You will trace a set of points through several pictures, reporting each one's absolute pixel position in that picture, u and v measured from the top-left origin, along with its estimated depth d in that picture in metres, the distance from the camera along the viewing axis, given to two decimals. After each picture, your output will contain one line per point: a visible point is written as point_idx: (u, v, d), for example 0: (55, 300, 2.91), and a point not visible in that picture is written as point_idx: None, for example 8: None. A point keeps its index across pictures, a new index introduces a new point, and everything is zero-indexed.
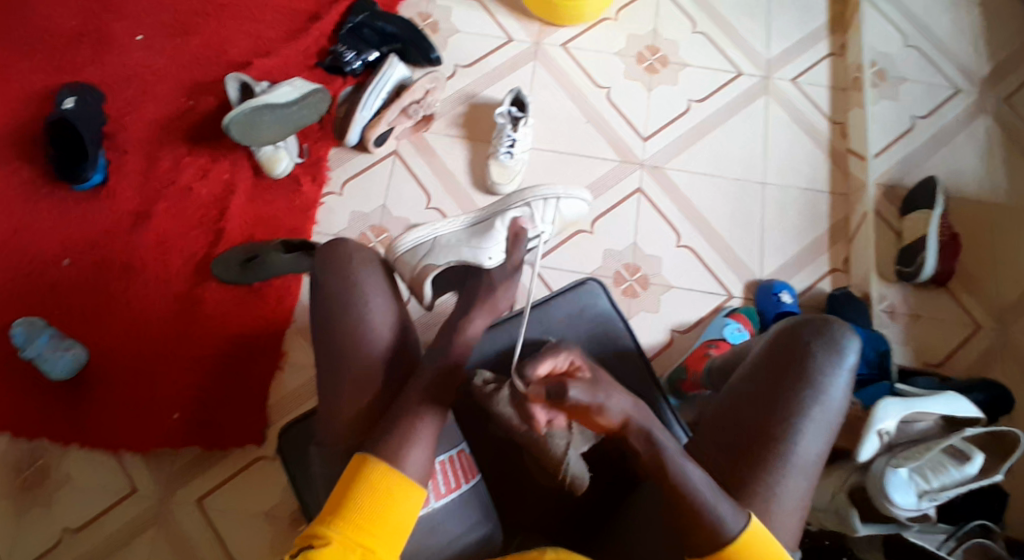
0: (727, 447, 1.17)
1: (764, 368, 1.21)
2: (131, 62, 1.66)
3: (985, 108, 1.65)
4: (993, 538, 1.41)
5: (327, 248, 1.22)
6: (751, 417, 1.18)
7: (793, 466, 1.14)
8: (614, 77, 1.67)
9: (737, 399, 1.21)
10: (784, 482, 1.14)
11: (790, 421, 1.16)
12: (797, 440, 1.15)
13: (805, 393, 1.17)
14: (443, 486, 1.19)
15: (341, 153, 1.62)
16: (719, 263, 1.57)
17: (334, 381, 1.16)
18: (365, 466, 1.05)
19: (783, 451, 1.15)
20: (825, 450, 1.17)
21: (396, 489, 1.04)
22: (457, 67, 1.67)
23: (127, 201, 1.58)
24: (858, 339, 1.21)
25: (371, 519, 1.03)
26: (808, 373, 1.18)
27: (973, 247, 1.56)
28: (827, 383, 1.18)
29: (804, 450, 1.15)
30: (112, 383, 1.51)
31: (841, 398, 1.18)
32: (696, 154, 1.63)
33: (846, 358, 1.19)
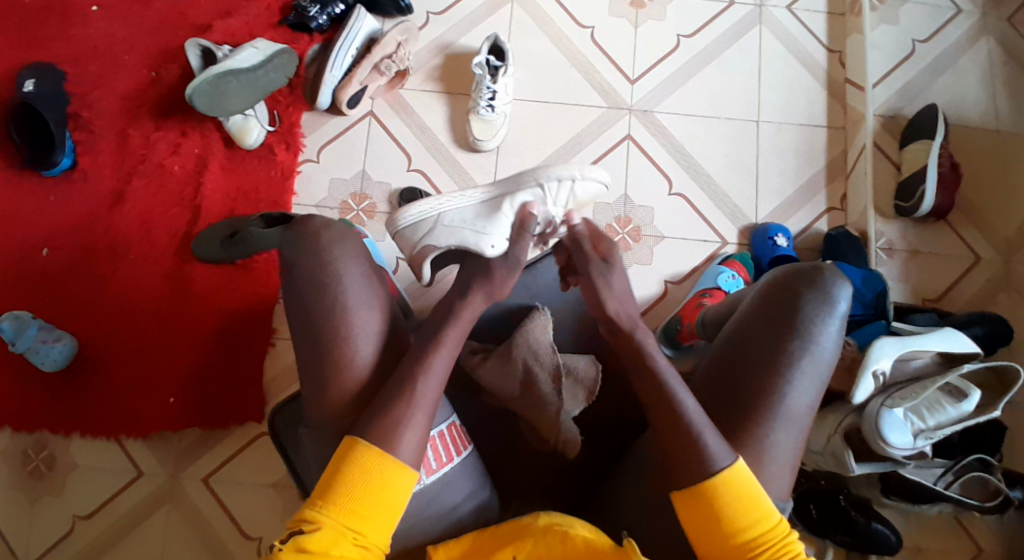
0: (717, 402, 1.11)
1: (753, 318, 1.12)
2: (87, 33, 1.56)
3: (987, 29, 1.57)
4: (991, 473, 1.40)
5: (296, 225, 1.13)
6: (738, 370, 1.10)
7: (781, 417, 1.07)
8: (598, 16, 1.57)
9: (724, 353, 1.13)
10: (771, 434, 1.07)
11: (779, 372, 1.08)
12: (786, 390, 1.07)
13: (794, 342, 1.08)
14: (435, 461, 1.14)
15: (314, 118, 1.55)
16: (714, 209, 1.53)
17: (317, 375, 1.11)
18: (354, 448, 1.03)
19: (783, 411, 1.07)
20: (817, 399, 1.09)
21: (384, 470, 1.02)
22: (431, 15, 1.57)
23: (100, 182, 1.53)
24: (847, 282, 1.11)
25: (361, 503, 1.01)
26: (797, 321, 1.09)
27: (974, 177, 1.51)
28: (817, 332, 1.09)
29: (794, 401, 1.08)
30: (108, 370, 1.50)
31: (833, 345, 1.09)
32: (686, 95, 1.55)
33: (836, 303, 1.10)
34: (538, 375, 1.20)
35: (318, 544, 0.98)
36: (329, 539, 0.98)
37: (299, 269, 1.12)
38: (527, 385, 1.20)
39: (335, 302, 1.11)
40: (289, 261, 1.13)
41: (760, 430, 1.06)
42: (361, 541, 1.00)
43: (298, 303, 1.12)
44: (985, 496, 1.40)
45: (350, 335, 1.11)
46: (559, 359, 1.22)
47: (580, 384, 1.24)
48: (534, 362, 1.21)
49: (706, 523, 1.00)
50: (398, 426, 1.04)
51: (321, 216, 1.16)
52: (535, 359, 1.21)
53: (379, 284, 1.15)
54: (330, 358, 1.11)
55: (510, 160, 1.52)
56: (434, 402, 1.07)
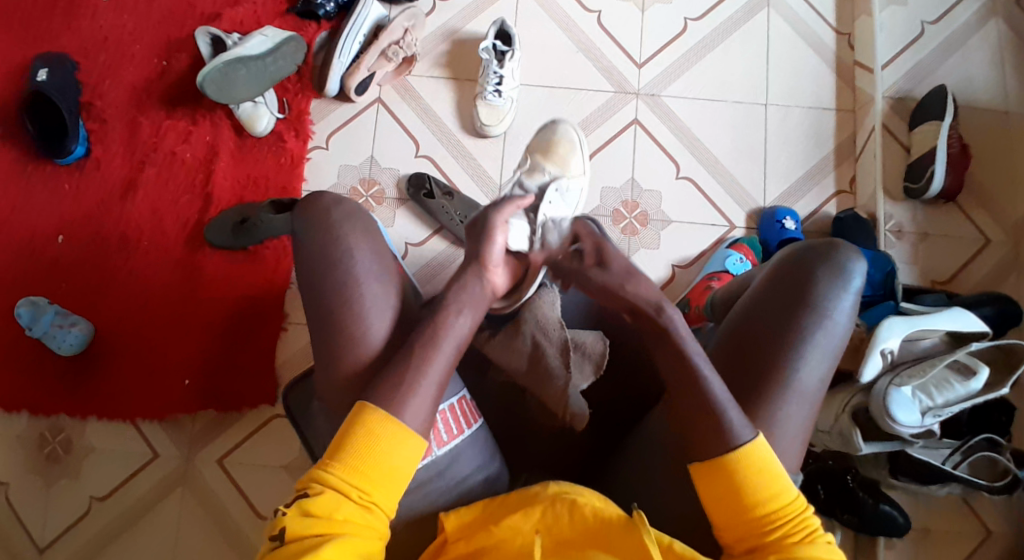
0: (727, 377, 1.10)
1: (766, 294, 1.12)
2: (99, 23, 1.58)
3: (997, 10, 1.55)
4: (1000, 453, 1.41)
5: (306, 208, 1.16)
6: (751, 345, 1.09)
7: (793, 392, 1.07)
8: (603, 1, 1.57)
9: (738, 329, 1.12)
10: (780, 410, 1.06)
11: (791, 347, 1.07)
12: (797, 365, 1.07)
13: (807, 317, 1.08)
14: (445, 434, 1.16)
15: (322, 105, 1.56)
16: (722, 194, 1.53)
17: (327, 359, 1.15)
18: (359, 413, 1.04)
19: (791, 387, 1.06)
20: (829, 377, 1.09)
21: (387, 431, 1.03)
22: (437, 1, 1.58)
23: (113, 171, 1.55)
24: (862, 259, 1.11)
25: (365, 464, 1.02)
26: (812, 297, 1.09)
27: (986, 159, 1.50)
28: (830, 308, 1.08)
29: (806, 376, 1.07)
30: (121, 356, 1.52)
31: (846, 320, 1.09)
32: (694, 79, 1.54)
33: (851, 279, 1.09)
34: (545, 351, 1.20)
35: (323, 505, 1.00)
36: (334, 503, 1.00)
37: (309, 247, 1.16)
38: (535, 361, 1.21)
39: (339, 277, 1.14)
40: (298, 238, 1.18)
41: (769, 405, 1.06)
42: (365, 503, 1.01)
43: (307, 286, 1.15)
44: (993, 475, 1.42)
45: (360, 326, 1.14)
46: (567, 335, 1.21)
47: (588, 359, 1.23)
48: (542, 337, 1.21)
49: (725, 495, 1.00)
50: (405, 411, 1.05)
51: (327, 196, 1.19)
52: (544, 336, 1.21)
53: (387, 269, 1.19)
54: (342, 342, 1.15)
55: (517, 145, 1.53)
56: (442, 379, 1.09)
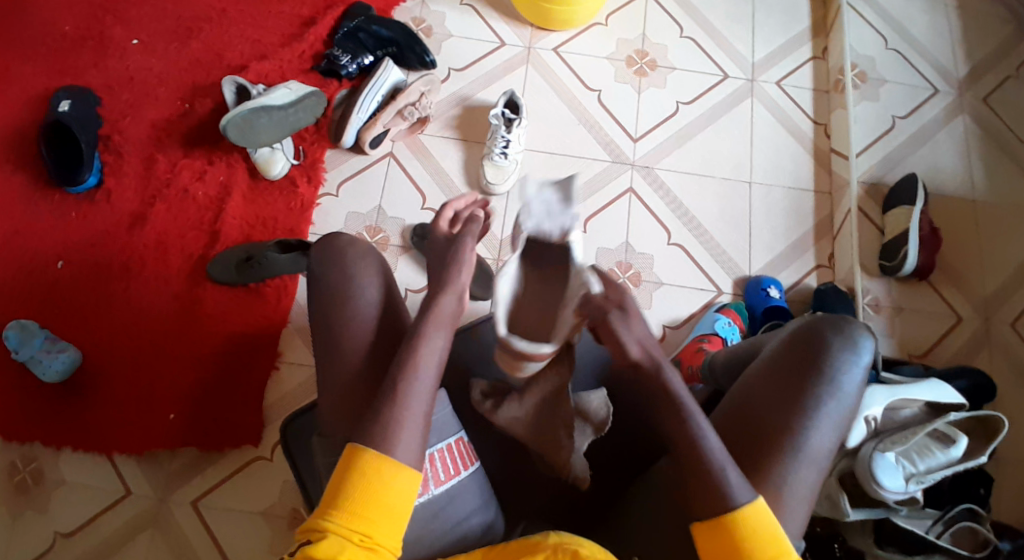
0: (741, 438, 1.12)
1: (780, 361, 1.16)
2: (128, 65, 1.67)
3: (963, 107, 1.72)
4: (980, 523, 1.40)
5: (323, 241, 1.16)
6: (766, 409, 1.13)
7: (804, 456, 1.10)
8: (605, 81, 1.71)
9: (752, 393, 1.15)
10: (794, 475, 1.08)
11: (804, 414, 1.11)
12: (810, 430, 1.10)
13: (821, 385, 1.13)
14: (443, 473, 1.12)
15: (337, 155, 1.65)
16: (709, 260, 1.61)
17: (329, 376, 1.11)
18: (358, 456, 0.97)
19: (797, 444, 1.10)
20: (836, 442, 1.12)
21: (382, 470, 0.96)
22: (452, 70, 1.70)
23: (123, 203, 1.58)
24: (870, 336, 1.18)
25: (364, 507, 0.95)
26: (825, 366, 1.14)
27: (953, 241, 1.63)
28: (842, 378, 1.13)
29: (817, 442, 1.11)
30: (105, 386, 1.49)
31: (856, 392, 1.14)
32: (684, 155, 1.67)
33: (861, 352, 1.15)
34: (549, 408, 1.15)
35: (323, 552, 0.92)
36: (335, 548, 0.92)
37: (321, 280, 1.15)
38: (537, 417, 1.16)
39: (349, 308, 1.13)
40: (313, 271, 1.17)
41: (777, 462, 1.09)
42: (368, 544, 0.93)
43: (318, 299, 1.15)
44: (975, 546, 1.40)
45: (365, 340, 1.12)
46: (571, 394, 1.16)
47: (589, 417, 1.18)
48: (546, 394, 1.16)
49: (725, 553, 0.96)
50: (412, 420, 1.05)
51: (345, 235, 1.19)
52: (549, 393, 1.15)
53: (397, 300, 1.18)
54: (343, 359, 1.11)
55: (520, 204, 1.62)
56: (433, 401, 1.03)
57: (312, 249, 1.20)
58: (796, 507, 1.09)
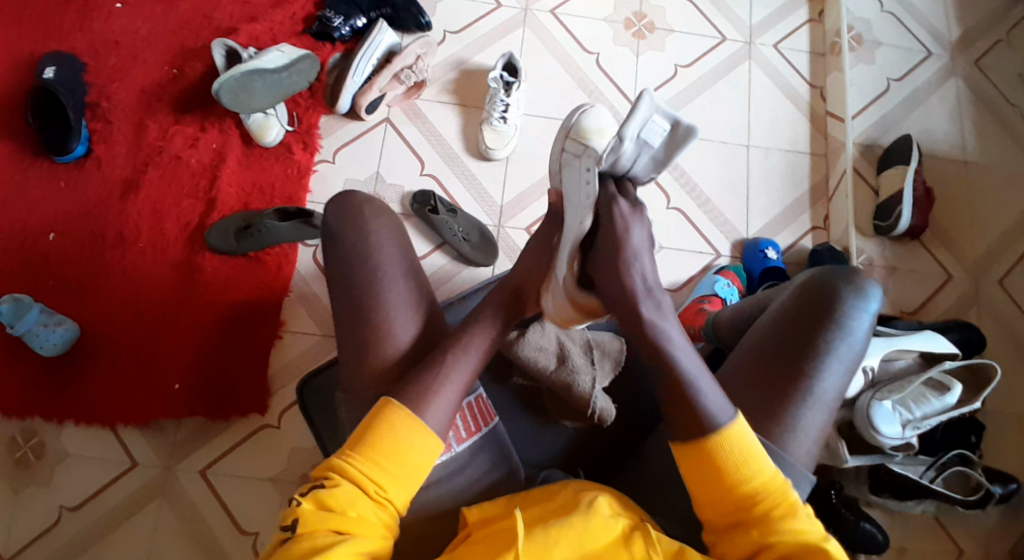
0: (755, 384, 1.16)
1: (793, 312, 1.19)
2: (111, 27, 1.61)
3: (956, 71, 1.73)
4: (972, 468, 1.48)
5: (339, 201, 1.19)
6: (777, 357, 1.17)
7: (814, 400, 1.15)
8: (602, 44, 1.69)
9: (766, 342, 1.19)
10: (802, 418, 1.14)
11: (816, 360, 1.16)
12: (820, 376, 1.15)
13: (832, 334, 1.17)
14: (464, 430, 1.16)
15: (332, 120, 1.61)
16: (707, 222, 1.63)
17: (359, 351, 1.14)
18: (386, 411, 1.05)
19: (808, 389, 1.15)
20: (845, 386, 1.17)
21: (407, 426, 1.04)
22: (447, 33, 1.67)
23: (114, 171, 1.54)
24: (878, 284, 1.21)
25: (382, 454, 1.02)
26: (837, 315, 1.17)
27: (946, 203, 1.66)
28: (852, 327, 1.17)
29: (827, 386, 1.15)
30: (105, 358, 1.46)
31: (864, 339, 1.18)
32: (683, 119, 1.67)
33: (870, 302, 1.19)
34: (570, 349, 1.21)
35: (337, 498, 1.00)
36: (348, 498, 1.00)
37: (340, 245, 1.17)
38: (561, 361, 1.21)
39: (370, 274, 1.15)
40: (331, 232, 1.18)
41: (788, 406, 1.14)
42: (381, 497, 1.01)
43: (338, 274, 1.17)
44: (967, 490, 1.48)
45: (387, 320, 1.15)
46: (588, 335, 1.24)
47: (607, 356, 1.24)
48: (565, 338, 1.23)
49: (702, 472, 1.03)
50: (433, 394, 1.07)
51: (361, 193, 1.22)
52: (566, 336, 1.23)
53: (415, 268, 1.21)
54: (371, 335, 1.14)
55: (518, 170, 1.61)
56: (471, 374, 1.11)
57: (326, 207, 1.23)
58: (805, 447, 1.15)
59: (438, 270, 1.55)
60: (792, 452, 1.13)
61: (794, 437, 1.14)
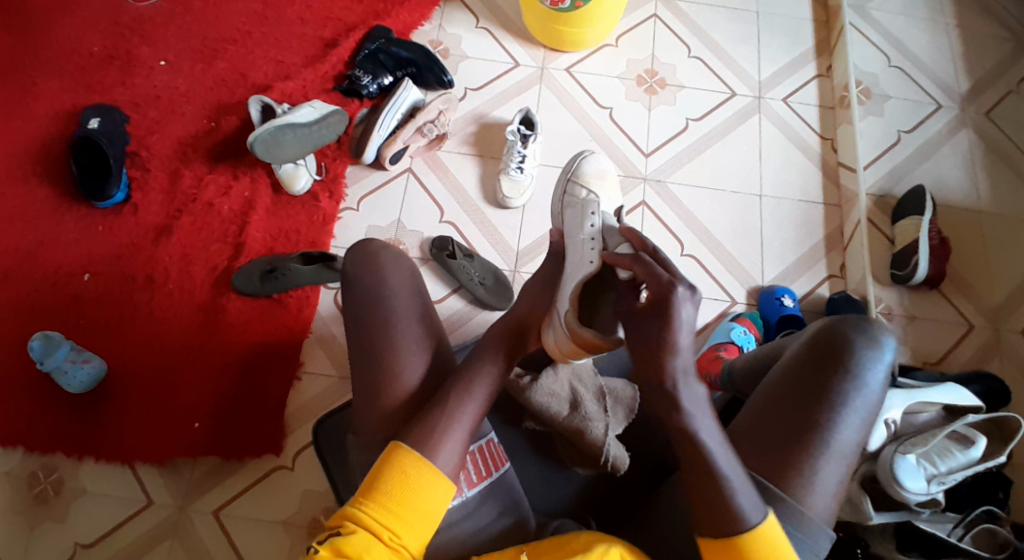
0: (770, 434, 1.14)
1: (805, 362, 1.17)
2: (155, 84, 1.72)
3: (966, 122, 1.77)
4: (1000, 525, 1.41)
5: (353, 246, 1.22)
6: (791, 408, 1.14)
7: (831, 451, 1.12)
8: (616, 99, 1.76)
9: (779, 393, 1.16)
10: (819, 471, 1.11)
11: (831, 409, 1.13)
12: (836, 426, 1.12)
13: (847, 383, 1.14)
14: (475, 474, 1.15)
15: (357, 171, 1.69)
16: (721, 269, 1.64)
17: (368, 376, 1.16)
18: (395, 454, 1.06)
19: (824, 438, 1.12)
20: (862, 436, 1.14)
21: (419, 473, 1.05)
22: (468, 90, 1.76)
23: (149, 216, 1.63)
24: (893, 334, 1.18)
25: (392, 499, 1.03)
26: (850, 364, 1.15)
27: (964, 250, 1.66)
28: (867, 376, 1.15)
29: (844, 436, 1.13)
30: (126, 397, 1.51)
31: (879, 389, 1.15)
32: (695, 169, 1.71)
33: (883, 351, 1.16)
34: (582, 395, 1.22)
35: (352, 545, 0.99)
36: (362, 544, 1.00)
37: (354, 285, 1.20)
38: (573, 407, 1.22)
39: (381, 304, 1.18)
40: (346, 276, 1.21)
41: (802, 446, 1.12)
42: (394, 543, 1.01)
43: (351, 306, 1.20)
44: (994, 549, 1.40)
45: (398, 345, 1.17)
46: (601, 382, 1.24)
47: (620, 403, 1.25)
48: (578, 385, 1.24)
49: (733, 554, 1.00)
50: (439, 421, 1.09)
51: (374, 240, 1.25)
52: (579, 382, 1.24)
53: (425, 298, 1.23)
54: (380, 360, 1.16)
55: (534, 218, 1.66)
56: (476, 418, 1.11)
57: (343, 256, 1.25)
58: (820, 499, 1.11)
59: (451, 317, 1.58)
60: (813, 507, 1.10)
61: (811, 489, 1.11)
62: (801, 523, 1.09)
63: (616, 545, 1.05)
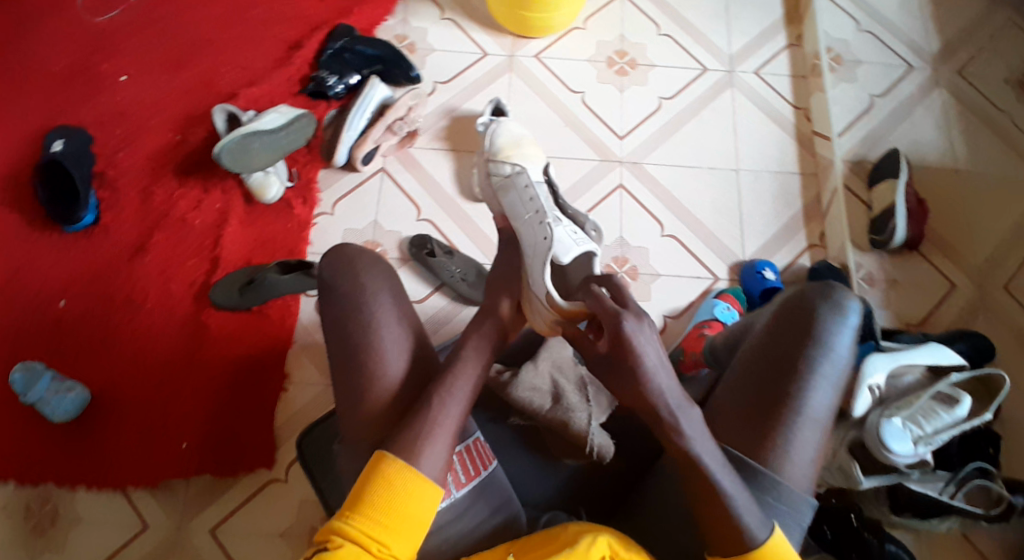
0: (742, 411, 1.13)
1: (772, 335, 1.16)
2: (118, 100, 1.69)
3: (938, 82, 1.76)
4: (992, 481, 1.42)
5: (331, 253, 1.20)
6: (761, 382, 1.14)
7: (804, 419, 1.11)
8: (587, 83, 1.74)
9: (750, 369, 1.15)
10: (794, 440, 1.10)
11: (801, 378, 1.12)
12: (807, 394, 1.11)
13: (814, 350, 1.13)
14: (464, 474, 1.15)
15: (330, 174, 1.67)
16: (703, 247, 1.63)
17: (353, 390, 1.15)
18: (381, 463, 1.05)
19: (797, 407, 1.11)
20: (835, 402, 1.13)
21: (406, 482, 1.04)
22: (437, 84, 1.73)
23: (123, 236, 1.60)
24: (857, 297, 1.17)
25: (380, 510, 1.02)
26: (816, 331, 1.14)
27: (942, 211, 1.66)
28: (834, 341, 1.14)
29: (816, 403, 1.11)
30: (114, 421, 1.49)
31: (847, 354, 1.14)
32: (671, 149, 1.70)
33: (848, 314, 1.16)
34: (563, 387, 1.23)
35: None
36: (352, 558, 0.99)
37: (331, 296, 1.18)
38: (555, 399, 1.22)
39: (360, 317, 1.16)
40: (324, 284, 1.19)
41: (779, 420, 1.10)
42: (385, 553, 1.00)
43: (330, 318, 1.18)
44: (988, 504, 1.42)
45: (379, 356, 1.15)
46: (581, 374, 1.26)
47: (602, 393, 1.24)
48: (559, 378, 1.25)
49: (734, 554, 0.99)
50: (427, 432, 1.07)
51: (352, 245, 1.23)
52: (559, 375, 1.25)
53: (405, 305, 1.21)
54: (363, 373, 1.14)
55: None
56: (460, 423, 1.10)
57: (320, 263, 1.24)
58: (800, 470, 1.10)
59: (435, 315, 1.57)
60: (790, 476, 1.09)
61: (788, 460, 1.09)
62: (780, 493, 1.07)
63: (605, 535, 1.03)
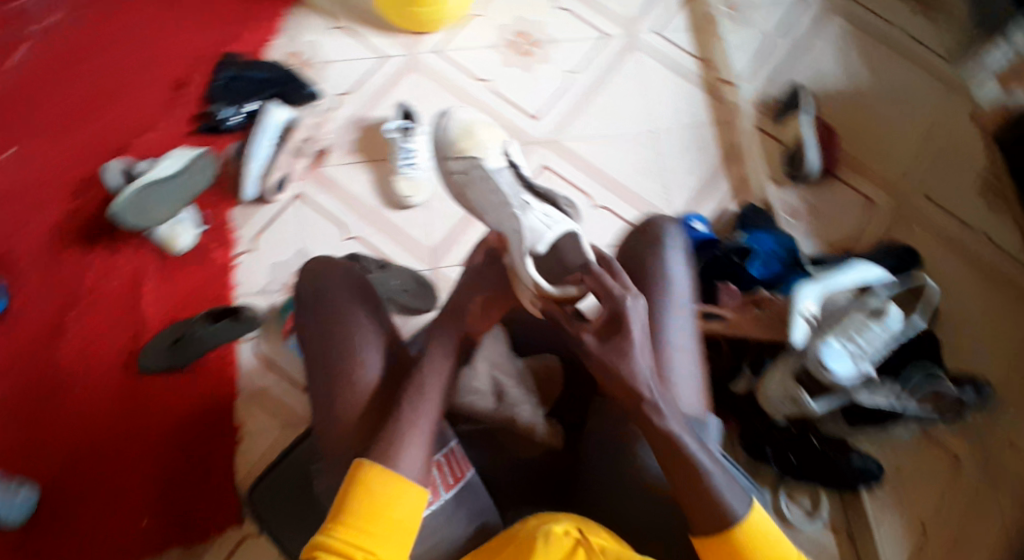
0: None
1: None
2: (6, 175, 1.57)
3: (830, 14, 1.83)
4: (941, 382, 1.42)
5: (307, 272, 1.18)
6: None
7: (672, 349, 1.13)
8: (493, 69, 1.71)
9: None
10: (671, 370, 1.11)
11: (654, 314, 1.15)
12: (665, 326, 1.14)
13: (654, 287, 1.17)
14: (449, 477, 1.09)
15: (243, 210, 1.58)
16: (634, 212, 1.63)
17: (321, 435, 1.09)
18: (360, 468, 1.01)
19: (660, 339, 1.13)
20: (693, 329, 1.17)
21: (394, 488, 1.00)
22: (339, 96, 1.66)
23: (38, 318, 1.49)
24: (675, 226, 1.23)
25: (360, 519, 0.98)
26: (649, 270, 1.18)
27: (852, 134, 1.72)
28: (668, 272, 1.18)
29: (676, 333, 1.14)
30: (63, 513, 1.39)
31: (683, 280, 1.19)
32: (587, 120, 1.69)
33: (672, 245, 1.21)
34: (506, 384, 1.18)
35: None
36: None
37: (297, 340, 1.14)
38: (500, 398, 1.18)
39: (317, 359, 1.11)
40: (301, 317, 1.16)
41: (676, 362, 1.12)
42: None
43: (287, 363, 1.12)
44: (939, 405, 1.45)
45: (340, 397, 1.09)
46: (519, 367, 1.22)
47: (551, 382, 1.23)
48: (500, 375, 1.20)
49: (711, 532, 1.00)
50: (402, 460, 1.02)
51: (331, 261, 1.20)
52: (499, 372, 1.20)
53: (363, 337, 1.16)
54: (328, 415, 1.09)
55: (437, 210, 1.61)
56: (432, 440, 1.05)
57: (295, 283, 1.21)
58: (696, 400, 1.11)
59: None
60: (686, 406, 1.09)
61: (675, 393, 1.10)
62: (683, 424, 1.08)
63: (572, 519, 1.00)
